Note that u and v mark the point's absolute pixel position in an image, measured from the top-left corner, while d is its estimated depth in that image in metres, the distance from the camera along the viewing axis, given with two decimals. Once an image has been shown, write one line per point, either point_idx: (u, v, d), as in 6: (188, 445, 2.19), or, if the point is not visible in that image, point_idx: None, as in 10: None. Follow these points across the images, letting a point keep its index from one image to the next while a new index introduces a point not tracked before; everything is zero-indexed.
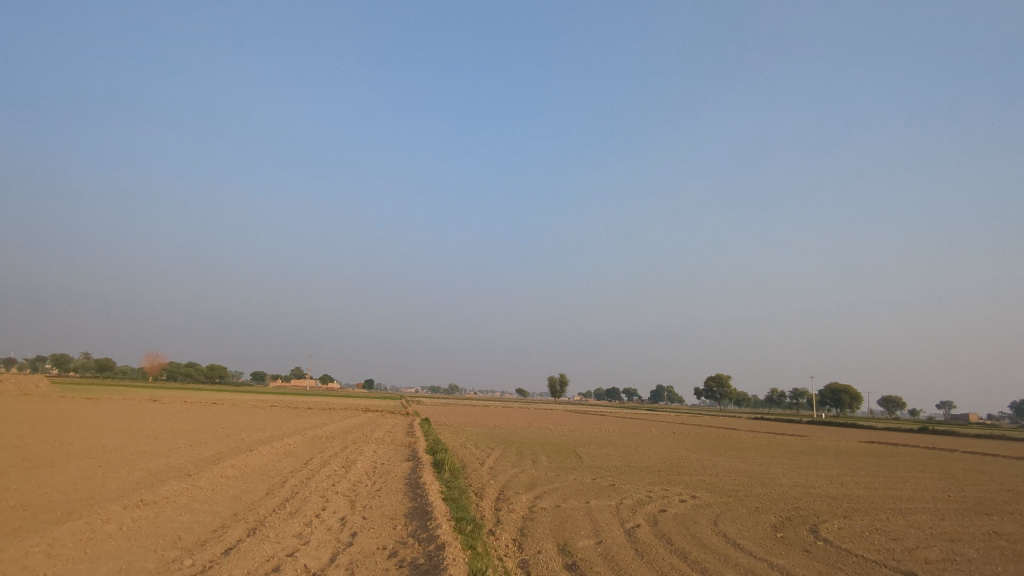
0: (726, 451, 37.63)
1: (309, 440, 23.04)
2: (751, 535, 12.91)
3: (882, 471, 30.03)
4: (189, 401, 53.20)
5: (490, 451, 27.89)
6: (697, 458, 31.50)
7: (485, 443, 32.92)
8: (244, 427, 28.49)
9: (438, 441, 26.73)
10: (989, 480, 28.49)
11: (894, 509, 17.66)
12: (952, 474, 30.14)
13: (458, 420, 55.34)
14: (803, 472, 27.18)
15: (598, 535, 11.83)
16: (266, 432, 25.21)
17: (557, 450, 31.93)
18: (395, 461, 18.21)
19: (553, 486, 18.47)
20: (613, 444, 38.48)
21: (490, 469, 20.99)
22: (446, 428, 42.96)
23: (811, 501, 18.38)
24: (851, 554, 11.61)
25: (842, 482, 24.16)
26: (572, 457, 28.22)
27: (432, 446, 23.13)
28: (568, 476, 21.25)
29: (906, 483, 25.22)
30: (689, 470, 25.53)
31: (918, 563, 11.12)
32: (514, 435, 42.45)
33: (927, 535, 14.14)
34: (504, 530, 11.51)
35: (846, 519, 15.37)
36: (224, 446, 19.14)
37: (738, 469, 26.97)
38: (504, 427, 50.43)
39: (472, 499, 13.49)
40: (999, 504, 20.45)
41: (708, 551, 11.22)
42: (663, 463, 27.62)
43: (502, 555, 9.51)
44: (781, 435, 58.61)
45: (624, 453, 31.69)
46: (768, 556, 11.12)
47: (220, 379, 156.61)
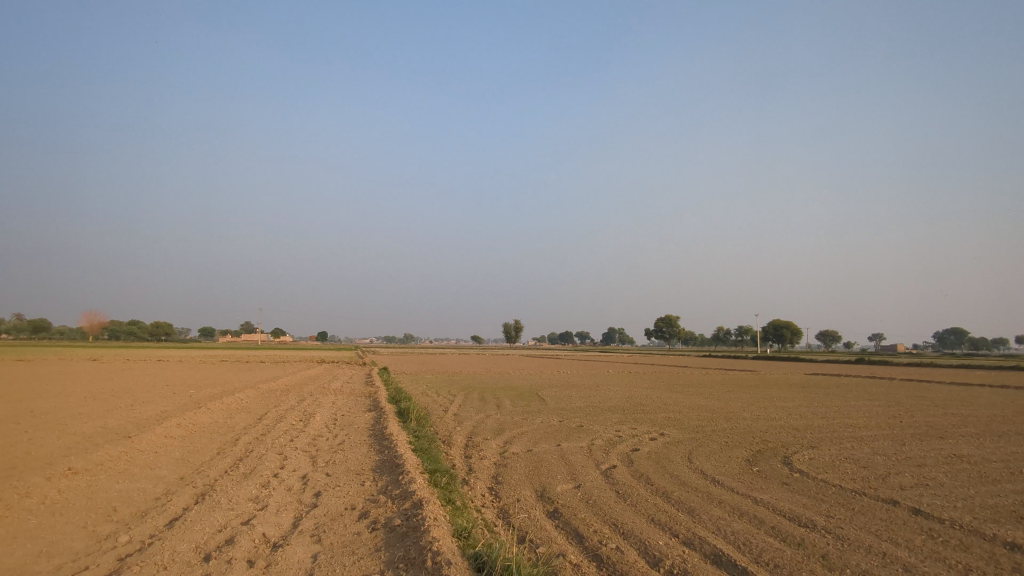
0: (683, 387, 38.27)
1: (263, 394, 21.91)
2: (727, 470, 12.75)
3: (833, 401, 30.99)
4: (132, 359, 50.73)
5: (452, 398, 27.37)
6: (658, 396, 31.77)
7: (447, 390, 32.37)
8: (192, 383, 27.04)
9: (399, 389, 25.96)
10: (932, 405, 29.78)
11: (856, 437, 18.01)
12: (897, 401, 31.38)
13: (417, 368, 54.87)
14: (761, 405, 27.74)
15: (576, 479, 11.38)
16: (216, 388, 23.93)
17: (520, 393, 31.65)
18: (357, 412, 17.32)
19: (522, 430, 18.02)
20: (573, 386, 38.57)
21: (455, 416, 20.44)
22: (405, 377, 42.25)
23: (777, 434, 18.56)
24: (829, 485, 11.59)
25: (801, 413, 24.67)
26: (536, 400, 27.99)
27: (394, 395, 22.34)
28: (535, 419, 20.89)
29: (859, 411, 26.02)
30: (654, 408, 25.64)
31: (896, 491, 11.18)
32: (474, 380, 42.12)
33: (894, 461, 14.42)
34: (479, 478, 10.91)
35: (814, 450, 15.54)
36: (170, 404, 17.85)
37: (700, 405, 27.26)
38: (462, 373, 50.11)
39: (441, 448, 12.85)
40: (949, 428, 21.20)
41: (690, 489, 10.94)
42: (627, 403, 27.68)
43: (481, 506, 8.87)
44: (731, 371, 60.45)
45: (586, 394, 31.70)
46: (750, 491, 10.94)
47: (166, 335, 151.35)
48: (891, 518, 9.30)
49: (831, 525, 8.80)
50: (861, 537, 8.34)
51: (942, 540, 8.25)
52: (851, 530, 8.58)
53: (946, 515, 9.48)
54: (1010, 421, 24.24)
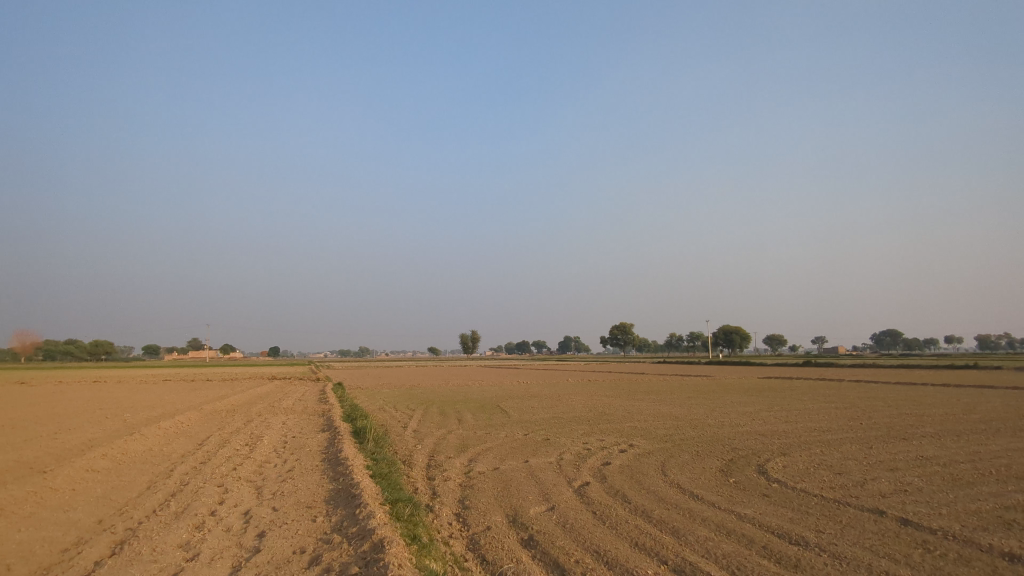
0: (643, 394, 38.10)
1: (206, 416, 20.34)
2: (704, 483, 12.25)
3: (791, 404, 31.22)
4: (65, 381, 47.50)
5: (411, 413, 26.25)
6: (620, 404, 31.32)
7: (405, 405, 31.15)
8: (128, 405, 25.15)
9: (354, 406, 24.68)
10: (885, 406, 30.34)
11: (824, 442, 17.86)
12: (851, 403, 31.87)
13: (373, 382, 53.27)
14: (724, 411, 27.61)
15: (549, 501, 10.63)
16: (154, 411, 22.19)
17: (481, 406, 30.69)
18: (309, 433, 16.16)
19: (486, 446, 17.15)
20: (534, 396, 37.88)
21: (415, 433, 19.44)
22: (359, 392, 40.72)
23: (745, 441, 18.24)
24: (810, 496, 11.17)
25: (764, 418, 24.59)
26: (499, 412, 27.10)
27: (349, 413, 21.11)
28: (499, 433, 20.06)
29: (818, 414, 26.17)
30: (618, 417, 25.12)
31: (878, 499, 10.85)
32: (432, 394, 40.90)
33: (866, 465, 14.22)
34: (444, 505, 10.04)
35: (786, 457, 15.23)
36: (99, 431, 16.24)
37: (664, 413, 26.92)
38: (420, 387, 48.77)
39: (402, 471, 11.91)
40: (909, 428, 21.39)
41: (670, 507, 10.34)
42: (590, 413, 27.11)
43: (448, 538, 8.01)
44: (686, 376, 60.99)
45: (548, 405, 31.00)
46: (733, 506, 10.41)
47: (104, 355, 143.74)
48: (882, 531, 8.88)
49: (824, 542, 8.30)
50: (857, 554, 7.85)
51: (939, 554, 7.85)
52: (845, 547, 8.10)
53: (935, 525, 9.15)
54: (962, 420, 24.75)
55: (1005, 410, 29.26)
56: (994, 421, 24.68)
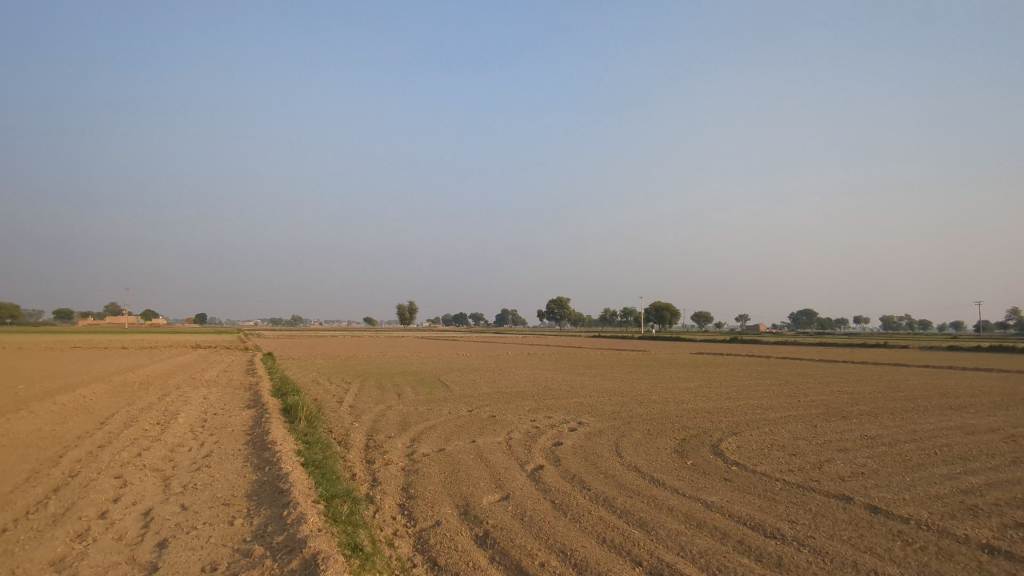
0: (585, 368, 37.89)
1: (114, 389, 18.36)
2: (662, 467, 11.67)
3: (730, 379, 31.60)
4: None
5: (347, 386, 24.85)
6: (563, 379, 30.83)
7: (340, 377, 29.68)
8: (26, 375, 22.64)
9: (285, 379, 23.07)
10: (815, 383, 31.20)
11: (770, 420, 17.77)
12: (784, 378, 32.61)
13: (305, 352, 51.11)
14: (666, 386, 27.55)
15: (502, 489, 9.75)
16: (55, 382, 19.95)
17: (421, 380, 29.53)
18: (232, 409, 14.64)
19: (430, 424, 16.11)
20: (474, 369, 37.06)
21: (351, 409, 18.20)
22: (289, 363, 38.67)
23: (694, 419, 17.94)
24: (773, 481, 10.76)
25: (706, 394, 24.57)
26: (440, 386, 26.03)
27: (280, 386, 19.54)
28: (442, 409, 19.06)
29: (756, 390, 26.44)
30: (563, 392, 24.57)
31: (840, 482, 10.56)
32: (368, 366, 39.32)
33: (818, 445, 14.08)
34: (386, 494, 8.98)
35: (739, 437, 14.93)
36: None
37: (608, 388, 26.58)
38: (355, 358, 47.09)
39: (338, 456, 10.74)
40: (846, 406, 21.77)
41: (632, 495, 9.67)
42: (534, 387, 26.46)
43: (393, 539, 6.95)
44: (622, 351, 61.67)
45: (490, 379, 30.18)
46: (697, 493, 9.85)
47: (7, 320, 132.84)
48: (854, 520, 8.45)
49: (801, 535, 7.75)
50: (837, 548, 7.34)
51: (919, 547, 7.45)
52: (823, 540, 7.58)
53: (905, 513, 8.80)
54: (891, 397, 25.55)
55: (928, 388, 30.55)
56: (920, 398, 25.56)
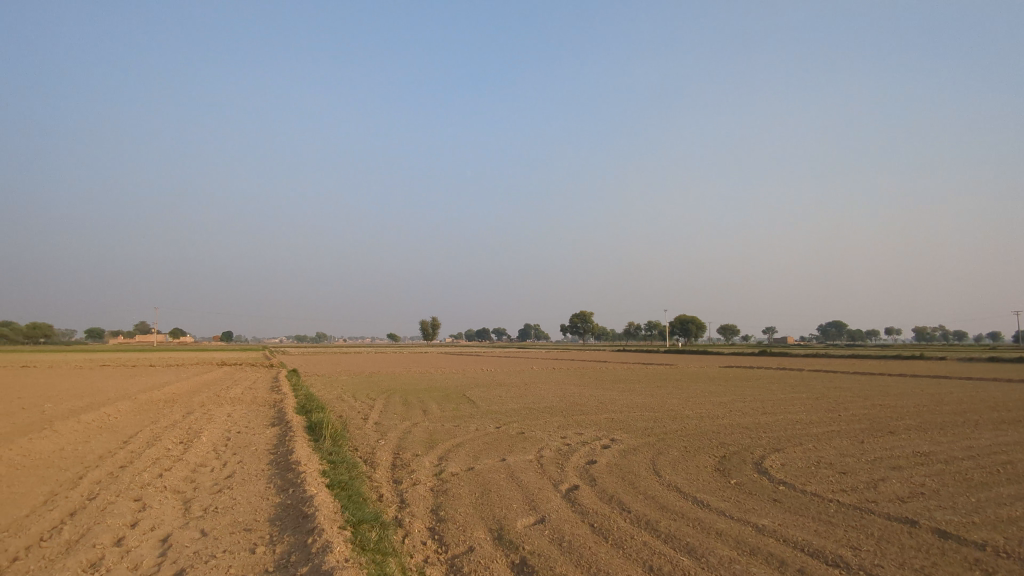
0: (612, 383, 37.10)
1: (139, 406, 18.26)
2: (705, 487, 11.02)
3: (763, 392, 30.58)
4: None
5: (371, 403, 24.54)
6: (591, 394, 30.15)
7: (364, 394, 29.40)
8: (55, 393, 22.73)
9: (310, 395, 22.85)
10: (853, 396, 30.04)
11: (813, 436, 16.94)
12: (820, 391, 31.48)
13: (330, 369, 51.07)
14: (698, 400, 26.71)
15: (537, 511, 9.23)
16: (83, 400, 19.94)
17: (446, 395, 29.11)
18: (256, 427, 14.36)
19: (457, 442, 15.65)
20: (499, 384, 36.50)
21: (377, 426, 17.84)
22: (314, 379, 38.55)
23: (732, 435, 17.18)
24: (827, 502, 10.06)
25: (741, 408, 23.71)
26: (466, 402, 25.58)
27: (304, 403, 19.30)
28: (469, 426, 18.59)
29: (792, 403, 25.48)
30: (592, 408, 23.91)
31: (900, 503, 9.82)
32: (391, 382, 39.00)
33: (868, 463, 13.29)
34: (416, 517, 8.52)
35: (782, 454, 14.19)
36: (7, 426, 14.11)
37: (637, 402, 25.86)
38: (379, 374, 46.88)
39: (365, 477, 10.32)
40: (890, 421, 20.76)
41: (676, 518, 9.06)
42: (561, 403, 25.81)
43: (424, 567, 6.47)
44: (648, 365, 60.63)
45: (516, 394, 29.63)
46: (746, 516, 9.22)
47: (42, 339, 135.98)
48: (922, 546, 7.76)
49: (867, 563, 7.08)
50: None
51: None
52: (893, 569, 6.90)
53: (978, 538, 8.07)
54: (938, 411, 24.38)
55: (975, 401, 29.16)
56: (969, 412, 24.32)
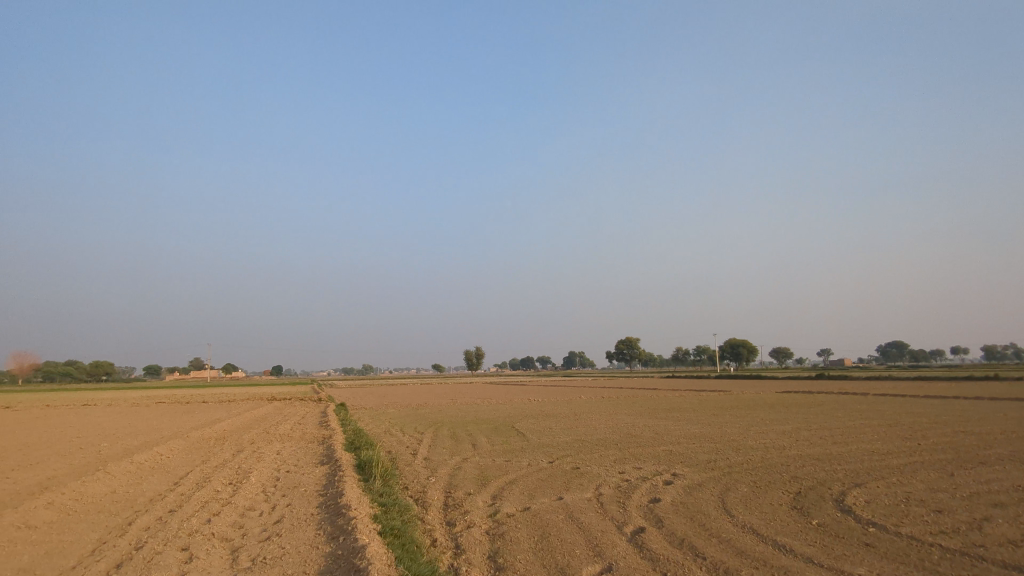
0: (666, 412, 35.74)
1: (191, 445, 18.29)
2: (783, 529, 10.08)
3: (829, 419, 28.85)
4: (56, 403, 45.47)
5: (420, 437, 24.11)
6: (644, 424, 29.00)
7: (412, 427, 29.01)
8: (112, 432, 23.09)
9: (358, 430, 22.57)
10: (929, 422, 28.00)
11: (895, 467, 15.62)
12: (891, 417, 29.50)
13: (378, 401, 51.07)
14: (760, 429, 25.31)
15: (603, 558, 8.51)
16: (138, 439, 20.14)
17: (494, 428, 28.46)
18: (306, 465, 14.06)
19: (510, 479, 14.99)
20: (549, 415, 35.59)
21: (426, 462, 17.36)
22: (362, 412, 38.45)
23: (804, 468, 16.00)
24: (927, 547, 9.01)
25: (808, 437, 22.27)
26: (516, 435, 24.88)
27: (353, 439, 19.00)
28: (521, 461, 17.92)
29: (863, 431, 23.84)
30: (647, 439, 22.88)
31: (1015, 549, 8.70)
32: (438, 414, 38.55)
33: (964, 499, 12.04)
34: (474, 566, 7.93)
35: (863, 489, 13.04)
36: (63, 467, 14.21)
37: (695, 433, 24.65)
38: (426, 406, 46.56)
39: (417, 520, 9.81)
40: (977, 449, 19.07)
41: (758, 565, 8.21)
42: (615, 434, 24.82)
43: None
44: (701, 391, 58.56)
45: (567, 426, 28.73)
46: (836, 563, 8.29)
47: (103, 376, 141.46)
48: None
49: None
50: None
51: None
52: None
53: None
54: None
55: None
56: None
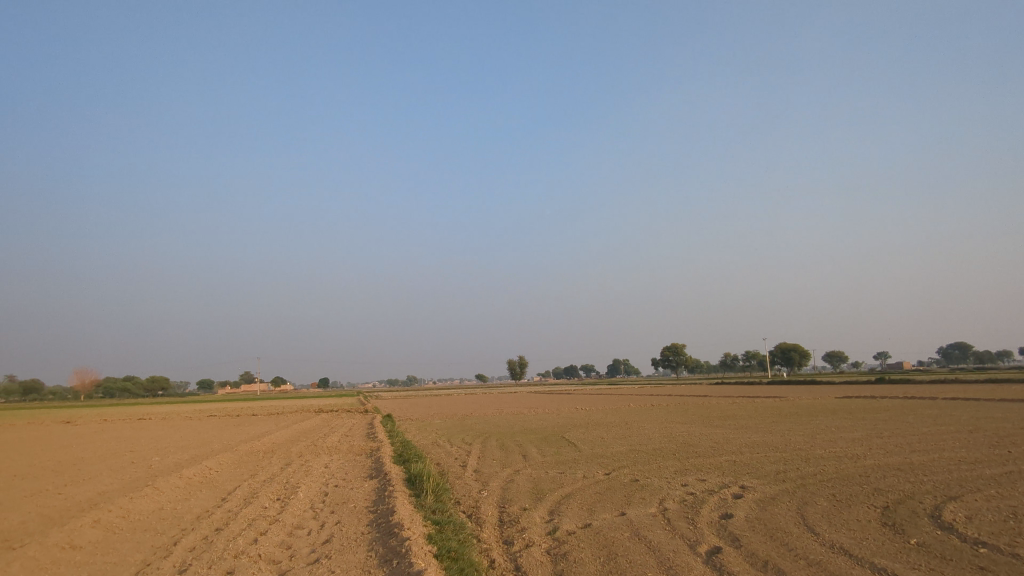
0: (721, 420, 34.25)
1: (240, 458, 18.13)
2: (878, 549, 8.99)
3: (903, 426, 26.99)
4: (113, 419, 46.72)
5: (469, 448, 23.50)
6: (701, 433, 27.75)
7: (459, 438, 28.48)
8: (164, 446, 23.24)
9: (406, 442, 22.08)
10: (1015, 427, 25.85)
11: (990, 478, 14.17)
12: (971, 423, 27.40)
13: (424, 413, 50.81)
14: (826, 437, 23.80)
15: None
16: (189, 453, 20.13)
17: (543, 439, 27.64)
18: (355, 480, 13.57)
19: (566, 493, 14.19)
20: (599, 425, 34.56)
21: (477, 474, 16.71)
22: (408, 424, 38.21)
23: (885, 479, 14.72)
24: None
25: (883, 445, 20.72)
26: (567, 445, 24.06)
27: (401, 451, 18.51)
28: (575, 473, 17.10)
29: (944, 438, 22.08)
30: (707, 449, 21.71)
31: None
32: (485, 424, 37.96)
33: None
34: None
35: (962, 502, 11.74)
36: (114, 483, 14.13)
37: (757, 441, 23.33)
38: (472, 416, 46.06)
39: (474, 541, 9.08)
40: None
41: None
42: (671, 444, 23.72)
43: None
44: (755, 399, 56.37)
45: (619, 435, 27.68)
46: None
47: (160, 391, 146.39)
48: None
49: None
50: None
51: None
52: None
53: None
54: None
55: None
56: None
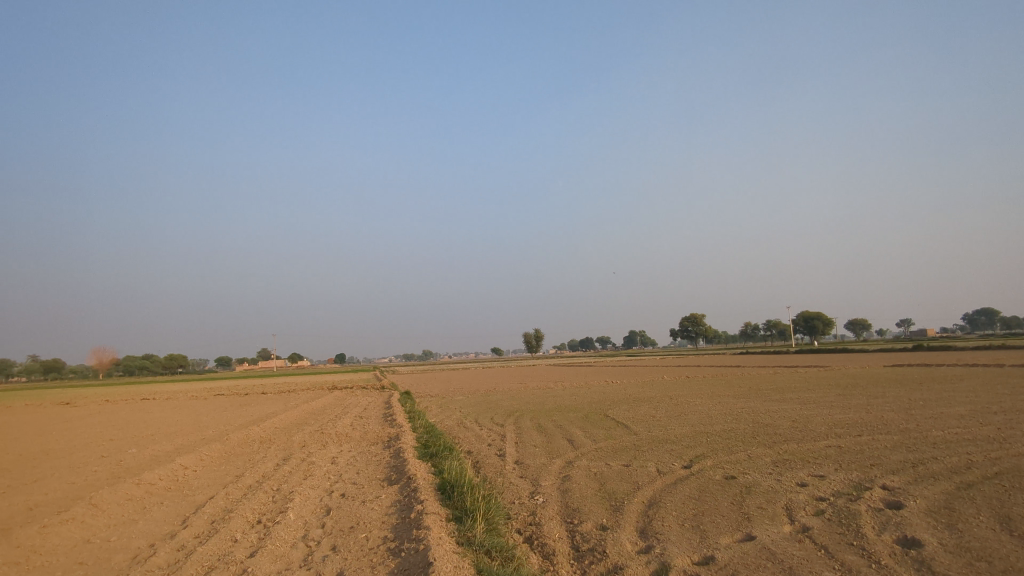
0: (778, 394, 30.58)
1: (230, 452, 14.69)
2: None
3: (1004, 399, 23.02)
4: (116, 399, 43.77)
5: (502, 432, 19.94)
6: (767, 409, 24.00)
7: (489, 419, 25.10)
8: (146, 434, 19.83)
9: (430, 426, 18.53)
10: None
11: None
12: None
13: (447, 389, 47.45)
14: (924, 414, 20.07)
15: None
16: (169, 444, 16.67)
17: (585, 418, 24.10)
18: (370, 487, 10.03)
19: (651, 500, 10.55)
20: (639, 400, 30.98)
21: (523, 471, 13.11)
22: (429, 402, 34.78)
23: None
24: None
25: (1013, 425, 16.88)
26: (618, 427, 20.52)
27: (426, 441, 14.99)
28: (646, 466, 13.49)
29: None
30: (792, 431, 18.00)
31: None
32: (514, 401, 34.59)
33: None
34: None
35: None
36: (53, 492, 10.70)
37: (845, 421, 19.55)
38: (496, 391, 42.84)
39: None
40: None
41: None
42: (741, 424, 20.03)
43: None
44: (797, 368, 52.32)
45: (672, 414, 24.06)
46: None
47: (179, 368, 145.52)
48: None
49: None
50: None
51: None
52: None
53: None
54: None
55: None
56: None
